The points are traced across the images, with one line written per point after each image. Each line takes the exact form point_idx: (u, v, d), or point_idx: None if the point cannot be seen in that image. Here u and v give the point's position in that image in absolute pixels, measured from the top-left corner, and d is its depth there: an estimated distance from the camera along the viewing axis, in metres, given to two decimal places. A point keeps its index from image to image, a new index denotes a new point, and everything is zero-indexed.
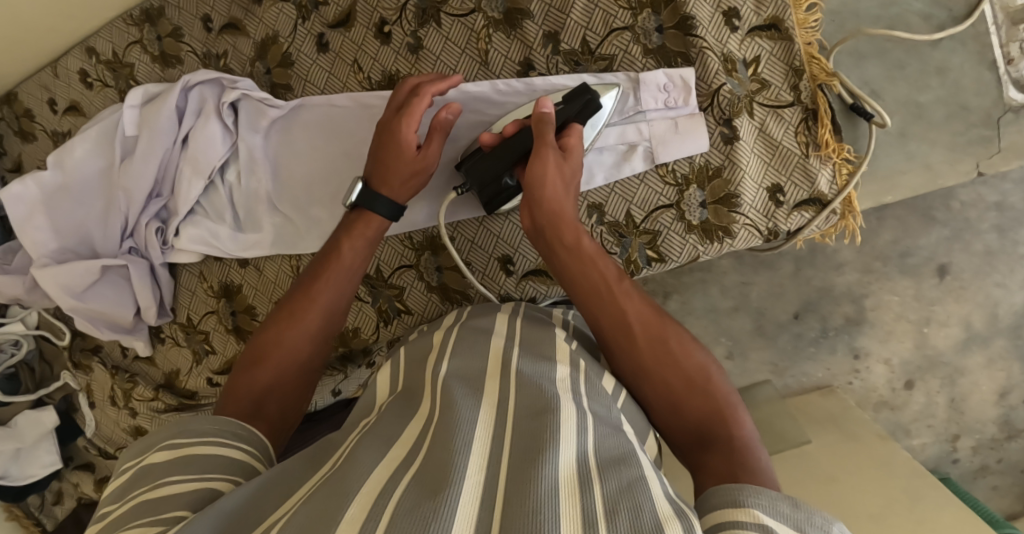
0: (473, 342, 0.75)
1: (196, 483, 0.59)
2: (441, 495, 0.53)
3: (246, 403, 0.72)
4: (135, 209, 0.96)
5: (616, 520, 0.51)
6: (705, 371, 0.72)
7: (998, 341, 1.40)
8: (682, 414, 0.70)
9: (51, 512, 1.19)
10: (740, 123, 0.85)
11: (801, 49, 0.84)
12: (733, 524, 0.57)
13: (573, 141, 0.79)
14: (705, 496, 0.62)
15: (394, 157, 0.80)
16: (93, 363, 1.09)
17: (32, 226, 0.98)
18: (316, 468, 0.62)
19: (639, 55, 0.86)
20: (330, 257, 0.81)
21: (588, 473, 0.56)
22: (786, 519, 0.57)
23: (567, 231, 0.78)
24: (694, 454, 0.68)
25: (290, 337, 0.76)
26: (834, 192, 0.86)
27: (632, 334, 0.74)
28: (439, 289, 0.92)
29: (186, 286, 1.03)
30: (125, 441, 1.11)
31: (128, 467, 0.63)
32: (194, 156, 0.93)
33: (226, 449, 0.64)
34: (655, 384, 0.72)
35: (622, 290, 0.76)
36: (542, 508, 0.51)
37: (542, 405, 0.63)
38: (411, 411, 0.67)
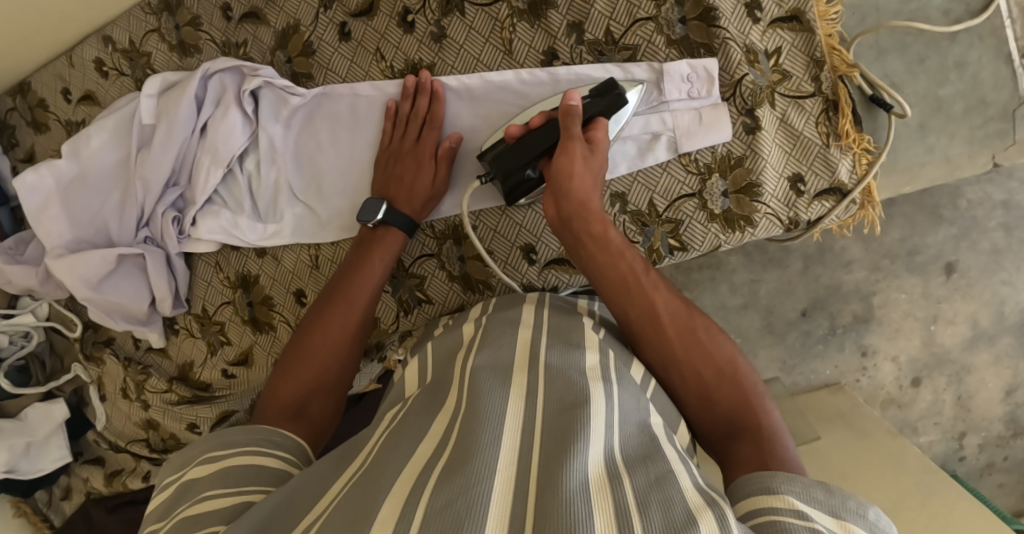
0: (497, 336, 0.74)
1: (232, 496, 0.61)
2: (476, 487, 0.52)
3: (288, 407, 0.76)
4: (151, 198, 0.96)
5: (649, 514, 0.51)
6: (734, 364, 0.72)
7: (1004, 338, 1.41)
8: (711, 406, 0.71)
9: (59, 508, 1.18)
10: (763, 113, 0.86)
11: (822, 40, 0.85)
12: (768, 509, 0.57)
13: (599, 134, 0.79)
14: (739, 485, 0.62)
15: (411, 183, 0.87)
16: (106, 354, 1.07)
17: (47, 216, 0.98)
18: (342, 468, 0.62)
19: (663, 45, 0.86)
20: (359, 267, 0.85)
21: (617, 472, 0.56)
22: (820, 505, 0.57)
23: (596, 220, 0.78)
24: (723, 445, 0.69)
25: (327, 345, 0.81)
26: (854, 182, 0.87)
27: (662, 326, 0.74)
28: (461, 278, 0.92)
29: (201, 276, 1.02)
30: (137, 434, 1.10)
31: (170, 482, 0.65)
32: (213, 145, 0.92)
33: (262, 459, 0.67)
34: (686, 375, 0.72)
35: (650, 281, 0.76)
36: (576, 500, 0.51)
37: (571, 399, 0.62)
38: (438, 404, 0.67)
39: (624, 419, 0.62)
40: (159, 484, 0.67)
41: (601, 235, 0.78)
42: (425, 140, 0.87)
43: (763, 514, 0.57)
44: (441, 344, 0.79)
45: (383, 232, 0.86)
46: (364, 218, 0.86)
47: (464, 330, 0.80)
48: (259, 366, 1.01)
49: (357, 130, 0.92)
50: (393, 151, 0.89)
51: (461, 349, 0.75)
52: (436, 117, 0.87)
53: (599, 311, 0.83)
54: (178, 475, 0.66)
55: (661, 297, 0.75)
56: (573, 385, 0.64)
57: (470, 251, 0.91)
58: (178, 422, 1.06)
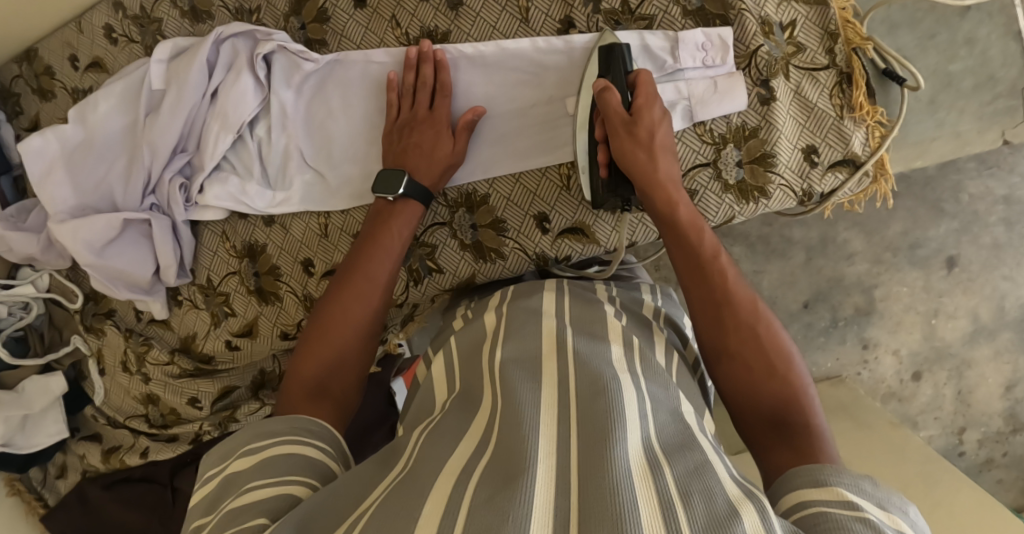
0: (522, 326, 0.74)
1: (275, 489, 0.59)
2: (518, 485, 0.53)
3: (310, 388, 0.73)
4: (159, 164, 0.94)
5: (692, 502, 0.52)
6: (789, 361, 0.70)
7: (1004, 333, 1.41)
8: (757, 393, 0.68)
9: (54, 487, 1.15)
10: (777, 84, 0.86)
11: (836, 13, 0.85)
12: (817, 501, 0.55)
13: (641, 102, 0.80)
14: (784, 481, 0.60)
15: (429, 151, 0.86)
16: (107, 326, 1.05)
17: (51, 182, 0.96)
18: (386, 473, 0.62)
19: (679, 16, 0.86)
20: (382, 235, 0.84)
21: (656, 458, 0.56)
22: (869, 496, 0.55)
23: (670, 194, 0.78)
24: (766, 436, 0.67)
25: (344, 323, 0.78)
26: (868, 153, 0.87)
27: (724, 308, 0.73)
28: (473, 246, 0.91)
29: (207, 245, 1.00)
30: (136, 410, 1.09)
31: (211, 475, 0.63)
32: (223, 110, 0.91)
33: (305, 450, 0.65)
34: (735, 365, 0.70)
35: (719, 265, 0.75)
36: (620, 492, 0.52)
37: (600, 385, 0.63)
38: (474, 406, 0.67)
39: (658, 406, 0.63)
40: (201, 476, 0.65)
41: (667, 210, 0.78)
42: (439, 110, 0.87)
43: (808, 505, 0.56)
44: (464, 336, 0.79)
45: (403, 204, 0.85)
46: (381, 191, 0.84)
47: (485, 321, 0.79)
48: (264, 337, 1.00)
49: (372, 98, 0.91)
50: (404, 122, 0.87)
51: (488, 340, 0.75)
52: (447, 86, 0.87)
53: (620, 299, 0.84)
54: (220, 468, 0.64)
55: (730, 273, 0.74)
56: (601, 377, 0.64)
57: (483, 219, 0.91)
58: (178, 397, 1.06)
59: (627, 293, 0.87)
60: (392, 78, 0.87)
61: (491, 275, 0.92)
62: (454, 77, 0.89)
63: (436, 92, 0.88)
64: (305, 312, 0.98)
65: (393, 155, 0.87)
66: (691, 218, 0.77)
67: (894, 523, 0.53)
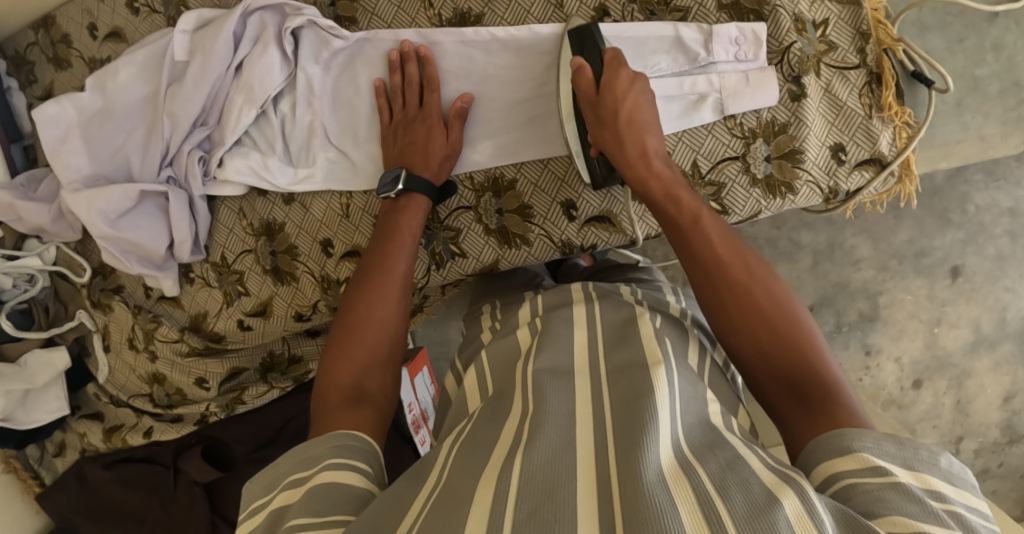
0: (555, 336, 0.74)
1: (317, 526, 0.56)
2: (558, 496, 0.53)
3: (348, 393, 0.70)
4: (178, 135, 0.92)
5: (730, 495, 0.51)
6: (787, 314, 0.67)
7: (1004, 345, 1.39)
8: (763, 354, 0.66)
9: (51, 466, 1.14)
10: (808, 81, 0.87)
11: (869, 14, 0.85)
12: (847, 475, 0.54)
13: (613, 76, 0.78)
14: (810, 450, 0.58)
15: (424, 146, 0.86)
16: (114, 301, 1.03)
17: (67, 150, 0.94)
18: (418, 487, 0.62)
19: (714, 8, 0.86)
20: (392, 235, 0.83)
21: (687, 459, 0.56)
22: (896, 459, 0.54)
23: (641, 170, 0.78)
24: (784, 399, 0.64)
25: (374, 318, 0.76)
26: (894, 154, 0.88)
27: (716, 265, 0.71)
28: (498, 232, 0.91)
29: (223, 222, 0.98)
30: (140, 389, 1.07)
31: (258, 508, 0.62)
32: (249, 83, 0.90)
33: (345, 476, 0.61)
34: (736, 326, 0.68)
35: (701, 233, 0.73)
36: (655, 493, 0.51)
37: (637, 390, 0.63)
38: (503, 412, 0.67)
39: (688, 403, 0.63)
40: (245, 505, 0.64)
41: (640, 185, 0.78)
42: (429, 105, 0.87)
43: (839, 479, 0.55)
44: (496, 349, 0.79)
45: (406, 200, 0.85)
46: (386, 190, 0.85)
47: (519, 336, 0.79)
48: (278, 317, 0.99)
49: (370, 88, 0.91)
50: (400, 122, 0.88)
51: (522, 356, 0.75)
52: (433, 81, 0.87)
53: (646, 300, 0.83)
54: (267, 501, 0.62)
55: (714, 238, 0.73)
56: (636, 381, 0.64)
57: (509, 204, 0.91)
58: (185, 377, 1.04)
59: (651, 294, 0.87)
60: (379, 84, 0.88)
61: (514, 261, 0.92)
62: (439, 69, 0.89)
63: (423, 88, 0.88)
64: (321, 293, 0.97)
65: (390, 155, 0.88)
66: (664, 190, 0.77)
67: (924, 484, 0.53)
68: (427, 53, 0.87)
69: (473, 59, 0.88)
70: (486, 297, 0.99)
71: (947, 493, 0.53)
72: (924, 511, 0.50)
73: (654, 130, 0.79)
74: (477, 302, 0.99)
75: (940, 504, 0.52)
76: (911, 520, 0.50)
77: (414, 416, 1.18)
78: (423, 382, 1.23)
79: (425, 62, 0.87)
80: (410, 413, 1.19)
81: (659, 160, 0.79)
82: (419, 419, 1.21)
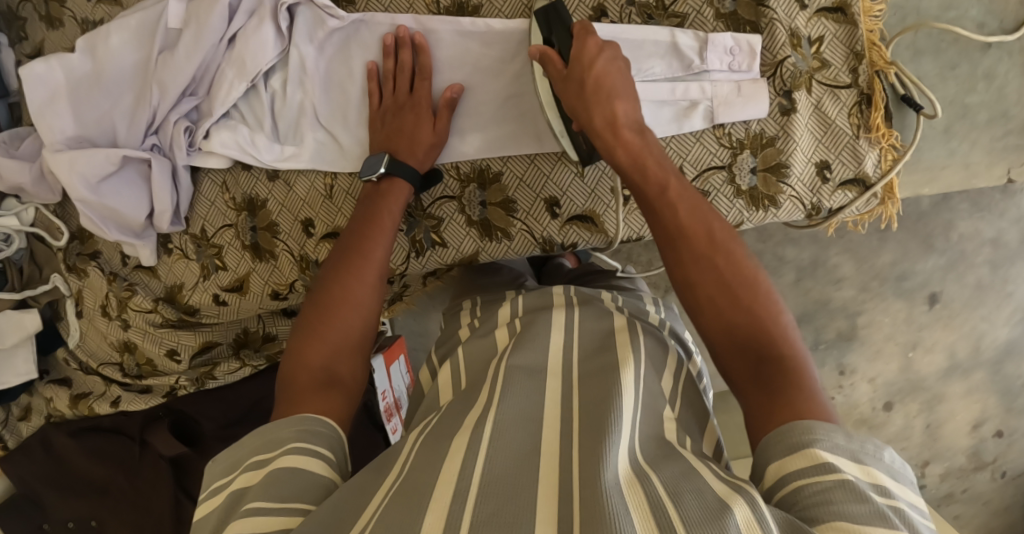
0: (527, 338, 0.74)
1: (278, 514, 0.56)
2: (516, 497, 0.53)
3: (318, 375, 0.70)
4: (166, 105, 0.91)
5: (683, 501, 0.52)
6: (753, 291, 0.65)
7: (977, 373, 1.40)
8: (724, 325, 0.65)
9: (15, 429, 1.12)
10: (799, 97, 0.87)
11: (864, 35, 0.86)
12: (798, 473, 0.54)
13: (581, 45, 0.77)
14: (765, 444, 0.57)
15: (411, 134, 0.86)
16: (90, 267, 1.02)
17: (51, 111, 0.93)
18: (381, 480, 0.61)
19: (711, 18, 0.86)
20: (373, 218, 0.83)
21: (641, 468, 0.57)
22: (845, 453, 0.54)
23: (608, 138, 0.75)
24: (745, 377, 0.63)
25: (349, 300, 0.75)
26: (878, 176, 0.88)
27: (685, 233, 0.69)
28: (481, 224, 0.91)
29: (205, 195, 0.97)
30: (110, 357, 1.06)
31: (219, 488, 0.61)
32: (240, 57, 0.89)
33: (309, 463, 0.61)
34: (702, 298, 0.66)
35: (667, 203, 0.70)
36: (611, 496, 0.52)
37: (600, 393, 0.64)
38: (469, 407, 0.67)
39: (648, 414, 0.65)
40: (205, 484, 0.63)
41: (609, 155, 0.75)
42: (420, 92, 0.87)
43: (790, 478, 0.54)
44: (471, 347, 0.79)
45: (388, 185, 0.84)
46: (367, 174, 0.85)
47: (498, 335, 0.79)
48: (254, 295, 0.99)
49: (363, 70, 0.90)
50: (389, 107, 0.88)
51: (499, 355, 0.75)
52: (426, 68, 0.87)
53: (626, 308, 0.84)
54: (228, 481, 0.62)
55: (680, 209, 0.70)
56: (605, 384, 0.65)
57: (494, 197, 0.91)
58: (157, 347, 1.03)
59: (631, 302, 0.87)
60: (373, 67, 0.88)
61: (495, 255, 0.92)
62: (434, 57, 0.88)
63: (416, 75, 0.88)
64: (299, 273, 0.97)
65: (374, 141, 0.88)
66: (632, 157, 0.73)
67: (872, 479, 0.53)
68: (422, 39, 0.87)
69: (469, 50, 0.88)
70: (469, 292, 0.98)
71: (892, 489, 0.53)
72: (870, 512, 0.51)
73: (625, 95, 0.76)
74: (457, 298, 0.99)
75: (885, 501, 0.52)
76: (858, 522, 0.50)
77: (388, 403, 1.18)
78: (398, 370, 1.23)
79: (419, 48, 0.87)
80: (384, 401, 1.19)
81: (629, 126, 0.75)
82: (392, 407, 1.21)
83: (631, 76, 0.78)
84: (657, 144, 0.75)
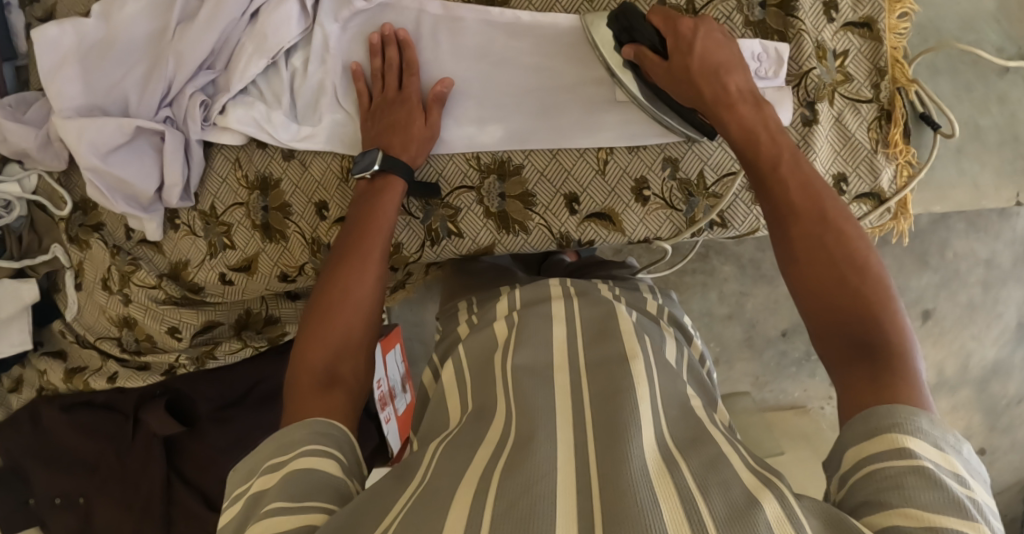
0: (533, 331, 0.73)
1: (297, 514, 0.56)
2: (537, 488, 0.53)
3: (319, 377, 0.69)
4: (181, 77, 0.89)
5: (711, 496, 0.52)
6: (863, 271, 0.62)
7: (962, 390, 1.42)
8: (824, 298, 0.62)
9: (5, 402, 1.10)
10: (821, 108, 0.88)
11: (888, 52, 0.88)
12: (872, 458, 0.52)
13: (682, 29, 0.78)
14: (851, 425, 0.56)
15: (404, 129, 0.85)
16: (93, 239, 1.00)
17: (60, 77, 0.90)
18: (402, 487, 0.61)
19: (740, 24, 0.87)
20: (370, 216, 0.81)
21: (671, 455, 0.58)
22: (928, 439, 0.52)
23: (720, 111, 0.75)
24: (843, 357, 0.59)
25: (349, 301, 0.74)
26: (893, 191, 0.90)
27: (793, 205, 0.66)
28: (498, 215, 0.91)
29: (217, 171, 0.96)
30: (108, 331, 1.04)
31: (237, 497, 0.60)
32: (261, 32, 0.87)
33: (324, 464, 0.60)
34: (807, 270, 0.64)
35: (777, 177, 0.69)
36: (638, 488, 0.52)
37: (614, 387, 0.64)
38: (490, 411, 0.67)
39: (668, 401, 0.65)
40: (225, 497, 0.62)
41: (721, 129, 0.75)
42: (409, 87, 0.86)
43: (864, 463, 0.53)
44: (473, 342, 0.78)
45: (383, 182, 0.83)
46: (360, 170, 0.83)
47: (496, 329, 0.77)
48: (262, 276, 0.98)
49: None
50: (379, 104, 0.87)
51: (499, 348, 0.74)
52: (413, 64, 0.87)
53: (624, 298, 0.84)
54: (245, 488, 0.61)
55: (790, 185, 0.67)
56: (614, 377, 0.65)
57: (513, 190, 0.90)
58: (158, 323, 1.01)
59: (629, 292, 0.87)
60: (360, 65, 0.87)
61: (511, 247, 0.92)
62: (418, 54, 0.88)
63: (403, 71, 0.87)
64: (310, 255, 0.96)
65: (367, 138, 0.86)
66: (742, 129, 0.73)
67: (952, 468, 0.51)
68: (404, 35, 0.87)
69: (496, 40, 0.88)
70: (460, 294, 0.98)
71: (970, 480, 0.51)
72: (944, 500, 0.49)
73: (739, 73, 0.77)
74: (450, 298, 0.98)
75: (963, 490, 0.50)
76: (926, 509, 0.48)
77: (383, 392, 1.17)
78: (394, 359, 1.23)
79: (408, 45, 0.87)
80: (379, 389, 1.18)
81: (744, 101, 0.75)
82: (387, 395, 1.21)
83: (737, 54, 0.79)
84: (773, 117, 0.74)
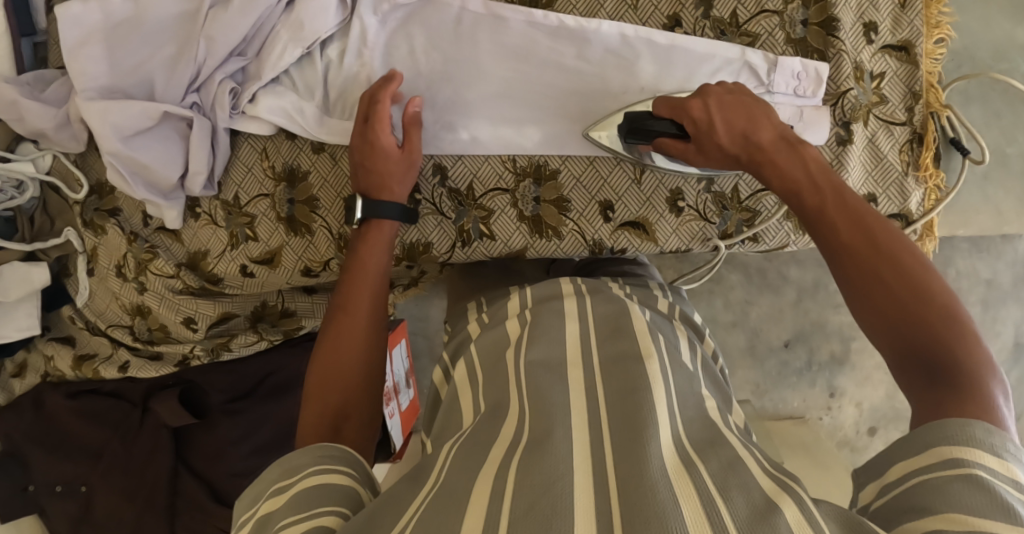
0: (545, 328, 0.72)
1: (310, 522, 0.55)
2: (555, 488, 0.52)
3: (322, 429, 0.69)
4: (212, 62, 0.87)
5: (732, 498, 0.52)
6: (923, 294, 0.61)
7: None
8: (892, 336, 0.62)
9: (7, 385, 1.07)
10: (856, 129, 0.88)
11: (924, 76, 0.88)
12: (920, 472, 0.54)
13: (695, 111, 0.77)
14: (910, 437, 0.56)
15: (375, 167, 0.83)
16: (109, 224, 0.97)
17: (83, 54, 0.87)
18: (417, 488, 0.60)
19: (782, 41, 0.87)
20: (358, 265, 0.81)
21: (688, 455, 0.57)
22: (985, 448, 0.53)
23: (758, 153, 0.75)
24: (914, 381, 0.60)
25: (341, 353, 0.74)
26: (920, 213, 0.90)
27: (842, 238, 0.66)
28: (532, 219, 0.90)
29: (243, 160, 0.94)
30: (120, 319, 1.02)
31: (244, 521, 0.59)
32: (298, 21, 0.85)
33: (330, 477, 0.60)
34: (865, 302, 0.64)
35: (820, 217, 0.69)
36: (659, 489, 0.52)
37: (629, 384, 0.64)
38: (504, 407, 0.66)
39: (684, 401, 0.65)
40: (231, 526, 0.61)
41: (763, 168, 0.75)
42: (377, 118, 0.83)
43: (913, 475, 0.54)
44: (485, 338, 0.77)
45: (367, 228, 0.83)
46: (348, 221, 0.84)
47: (508, 326, 0.76)
48: (285, 270, 0.96)
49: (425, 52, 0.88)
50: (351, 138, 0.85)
51: (510, 345, 0.73)
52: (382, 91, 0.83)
53: (634, 295, 0.84)
54: (250, 513, 0.59)
55: (839, 223, 0.67)
56: (630, 375, 0.65)
57: (548, 194, 0.90)
58: (173, 313, 0.99)
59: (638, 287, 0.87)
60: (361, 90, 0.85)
61: (542, 252, 0.91)
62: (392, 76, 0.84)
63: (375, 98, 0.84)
64: (336, 251, 0.94)
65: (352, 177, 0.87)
66: (779, 170, 0.73)
67: (1011, 474, 0.52)
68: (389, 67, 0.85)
69: (538, 43, 0.87)
70: (469, 296, 0.96)
71: None
72: (994, 505, 0.50)
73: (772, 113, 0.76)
74: (460, 299, 0.97)
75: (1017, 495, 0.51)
76: (972, 516, 0.49)
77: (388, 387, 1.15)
78: (400, 354, 1.22)
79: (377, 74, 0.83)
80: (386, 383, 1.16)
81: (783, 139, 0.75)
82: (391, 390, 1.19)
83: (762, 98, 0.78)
84: (814, 152, 0.73)
